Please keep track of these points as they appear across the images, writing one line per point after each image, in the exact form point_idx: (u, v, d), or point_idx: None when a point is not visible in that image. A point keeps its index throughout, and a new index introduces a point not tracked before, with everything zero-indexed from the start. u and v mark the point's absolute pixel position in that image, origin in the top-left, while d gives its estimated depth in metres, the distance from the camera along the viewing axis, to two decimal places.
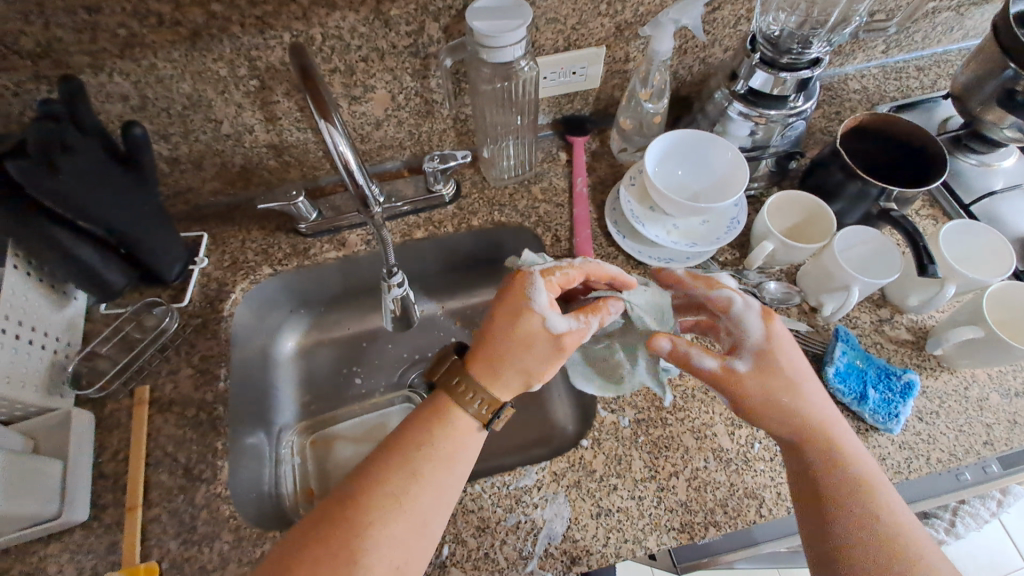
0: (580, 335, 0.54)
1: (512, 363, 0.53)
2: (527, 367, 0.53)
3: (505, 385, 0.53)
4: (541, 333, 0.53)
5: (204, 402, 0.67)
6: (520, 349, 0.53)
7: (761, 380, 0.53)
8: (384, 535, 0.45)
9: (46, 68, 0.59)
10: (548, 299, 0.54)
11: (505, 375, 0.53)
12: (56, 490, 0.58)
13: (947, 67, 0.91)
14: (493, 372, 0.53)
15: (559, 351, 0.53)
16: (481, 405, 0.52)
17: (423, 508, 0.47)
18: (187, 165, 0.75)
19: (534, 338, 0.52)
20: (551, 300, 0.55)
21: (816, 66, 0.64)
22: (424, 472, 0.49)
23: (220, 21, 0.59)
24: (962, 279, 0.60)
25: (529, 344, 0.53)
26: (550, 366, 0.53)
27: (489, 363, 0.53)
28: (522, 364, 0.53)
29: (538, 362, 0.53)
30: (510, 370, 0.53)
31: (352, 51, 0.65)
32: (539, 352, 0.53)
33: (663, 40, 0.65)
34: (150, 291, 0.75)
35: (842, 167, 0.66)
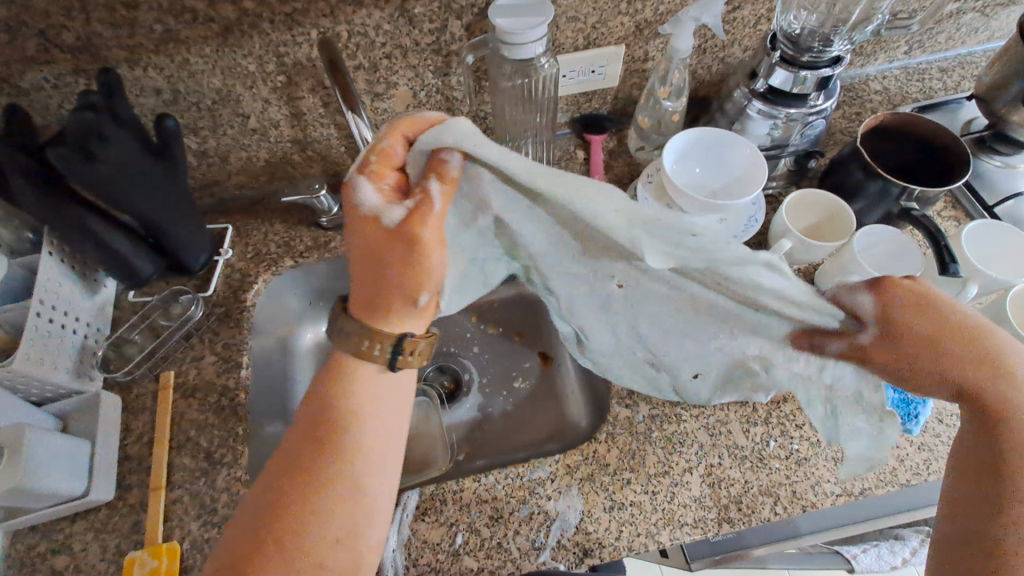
0: (427, 216, 0.47)
1: (387, 280, 0.49)
2: (398, 284, 0.49)
3: (389, 307, 0.50)
4: (385, 238, 0.48)
5: (226, 389, 0.69)
6: (379, 268, 0.49)
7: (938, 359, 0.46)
8: (321, 507, 0.45)
9: (85, 62, 0.62)
10: (378, 198, 0.48)
11: (383, 303, 0.50)
12: (84, 469, 0.60)
13: (972, 69, 0.90)
14: (382, 300, 0.50)
15: (416, 244, 0.47)
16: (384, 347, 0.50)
17: (352, 471, 0.47)
18: (214, 159, 0.77)
19: (386, 247, 0.48)
20: (379, 196, 0.48)
21: (837, 65, 0.64)
22: (348, 435, 0.48)
23: (251, 18, 0.61)
24: (986, 279, 0.59)
25: (382, 258, 0.48)
26: (418, 265, 0.48)
27: (373, 298, 0.50)
28: (396, 276, 0.49)
29: (400, 271, 0.48)
30: (387, 297, 0.50)
31: (376, 48, 0.67)
32: (403, 259, 0.48)
33: (683, 38, 0.66)
34: (176, 280, 0.77)
35: (862, 167, 0.66)
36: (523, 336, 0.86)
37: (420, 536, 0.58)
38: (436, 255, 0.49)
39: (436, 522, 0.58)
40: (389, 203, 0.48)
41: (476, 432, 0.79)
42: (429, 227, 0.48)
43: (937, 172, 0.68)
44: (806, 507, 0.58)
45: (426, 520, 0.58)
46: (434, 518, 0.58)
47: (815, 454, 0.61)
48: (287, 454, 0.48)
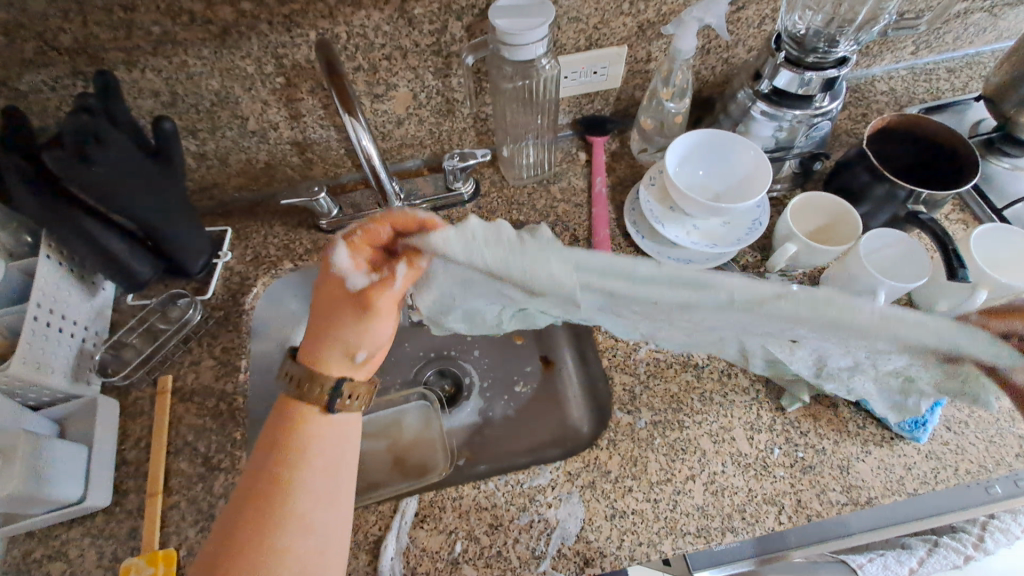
0: (385, 291, 0.52)
1: (330, 331, 0.53)
2: (343, 340, 0.53)
3: (332, 361, 0.54)
4: (344, 299, 0.53)
5: (224, 393, 0.68)
6: (331, 322, 0.53)
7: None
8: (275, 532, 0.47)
9: (83, 65, 0.61)
10: (350, 262, 0.52)
11: (327, 353, 0.53)
12: (81, 474, 0.60)
13: (979, 69, 0.89)
14: (324, 342, 0.53)
15: (367, 313, 0.52)
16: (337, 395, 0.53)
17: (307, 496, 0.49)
18: (213, 161, 0.77)
19: (342, 299, 0.53)
20: (351, 261, 0.52)
21: (843, 66, 0.63)
22: (297, 469, 0.49)
23: (249, 20, 0.60)
24: (996, 285, 0.58)
25: (338, 312, 0.53)
26: (364, 330, 0.53)
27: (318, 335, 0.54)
28: (342, 332, 0.53)
29: (348, 330, 0.53)
30: (330, 347, 0.53)
31: (376, 49, 0.66)
32: (350, 321, 0.53)
33: (686, 38, 0.65)
34: (175, 283, 0.76)
35: (869, 169, 0.65)
36: (524, 338, 0.83)
37: (419, 544, 0.57)
38: (383, 323, 0.54)
39: (435, 530, 0.58)
40: (357, 270, 0.53)
41: (476, 437, 0.79)
42: (381, 300, 0.52)
43: (947, 165, 0.67)
44: (811, 516, 0.57)
45: (425, 527, 0.58)
46: (432, 526, 0.58)
47: (821, 461, 0.60)
48: (231, 507, 0.49)
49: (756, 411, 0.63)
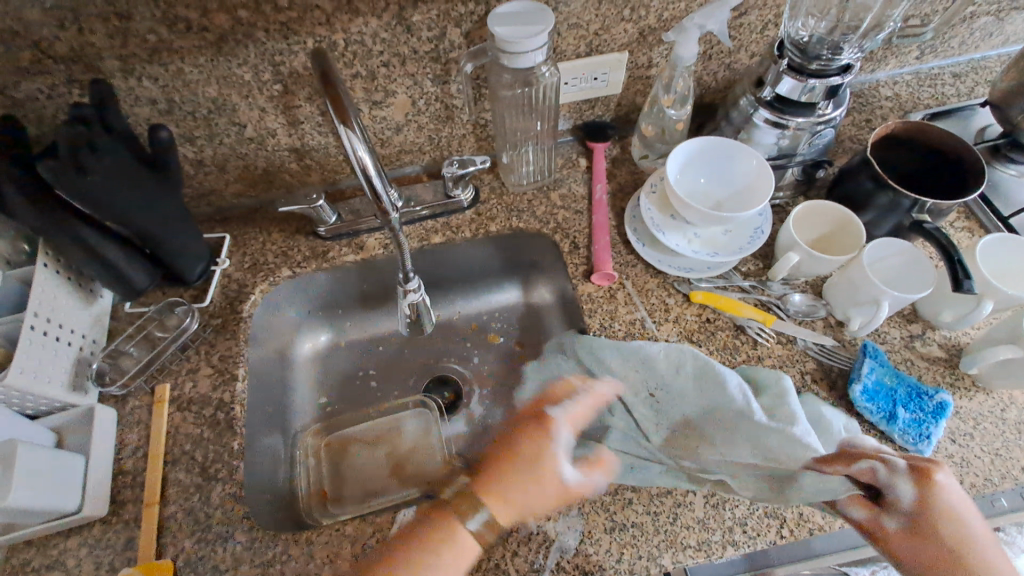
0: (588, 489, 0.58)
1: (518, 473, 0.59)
2: (524, 505, 0.57)
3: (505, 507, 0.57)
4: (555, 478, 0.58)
5: (221, 402, 0.68)
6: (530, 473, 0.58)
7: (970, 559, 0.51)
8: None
9: (80, 73, 0.61)
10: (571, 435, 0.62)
11: (507, 498, 0.57)
12: (77, 484, 0.59)
13: (985, 74, 0.88)
14: (494, 490, 0.58)
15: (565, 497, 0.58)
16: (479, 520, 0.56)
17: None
18: (211, 168, 0.76)
19: (548, 458, 0.59)
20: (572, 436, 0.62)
21: (847, 73, 0.62)
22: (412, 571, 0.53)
23: (246, 27, 0.60)
24: (1001, 295, 0.57)
25: (543, 455, 0.60)
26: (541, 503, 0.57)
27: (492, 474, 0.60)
28: (512, 492, 0.58)
29: (533, 504, 0.57)
30: (516, 496, 0.57)
31: (374, 56, 0.66)
32: (550, 503, 0.57)
33: (687, 45, 0.64)
34: (173, 290, 0.76)
35: (872, 177, 0.64)
36: (524, 347, 0.84)
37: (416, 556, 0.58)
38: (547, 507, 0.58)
39: None
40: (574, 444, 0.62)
41: (475, 446, 0.78)
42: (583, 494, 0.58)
43: (954, 170, 0.65)
44: (813, 530, 0.56)
45: None
46: None
47: None
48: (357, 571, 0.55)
49: None
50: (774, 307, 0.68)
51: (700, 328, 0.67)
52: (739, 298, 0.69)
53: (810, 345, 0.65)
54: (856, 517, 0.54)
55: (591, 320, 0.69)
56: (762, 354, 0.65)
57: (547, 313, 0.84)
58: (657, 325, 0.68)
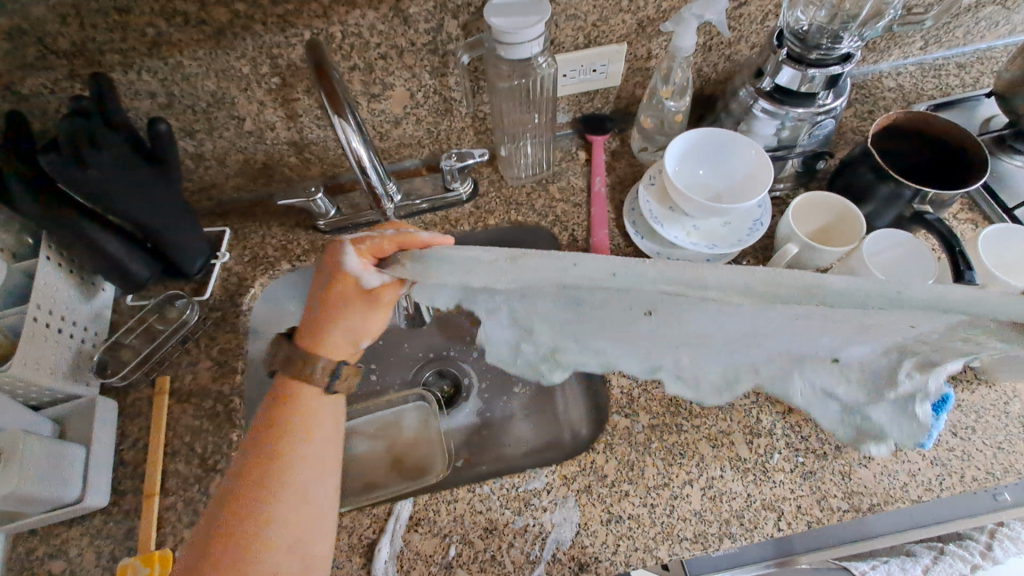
0: (396, 289, 0.52)
1: (351, 304, 0.52)
2: (351, 327, 0.53)
3: (335, 344, 0.53)
4: (354, 292, 0.51)
5: (221, 394, 0.68)
6: (331, 319, 0.52)
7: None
8: (273, 538, 0.46)
9: (81, 67, 0.61)
10: (360, 261, 0.49)
11: (335, 337, 0.53)
12: (79, 474, 0.60)
13: (991, 65, 0.86)
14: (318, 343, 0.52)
15: (375, 304, 0.53)
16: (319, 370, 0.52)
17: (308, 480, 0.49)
18: (211, 161, 0.77)
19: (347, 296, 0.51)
20: (360, 261, 0.50)
21: (846, 63, 0.61)
22: (298, 458, 0.49)
23: (243, 20, 0.60)
24: (1004, 287, 0.57)
25: (348, 295, 0.52)
26: (369, 318, 0.53)
27: (314, 326, 0.53)
28: (368, 313, 0.53)
29: (358, 325, 0.53)
30: (335, 330, 0.52)
31: (371, 48, 0.65)
32: (363, 312, 0.52)
33: (685, 36, 0.64)
34: (173, 284, 0.76)
35: (873, 168, 0.63)
36: None
37: (412, 547, 0.56)
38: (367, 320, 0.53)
39: (429, 533, 0.57)
40: (369, 270, 0.50)
41: (475, 440, 0.78)
42: (393, 296, 0.53)
43: (959, 162, 0.65)
44: (811, 522, 0.56)
45: (419, 531, 0.57)
46: (427, 529, 0.57)
47: (822, 467, 0.58)
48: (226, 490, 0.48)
49: (756, 414, 0.62)
50: None
51: None
52: None
53: None
54: None
55: None
56: None
57: None
58: None
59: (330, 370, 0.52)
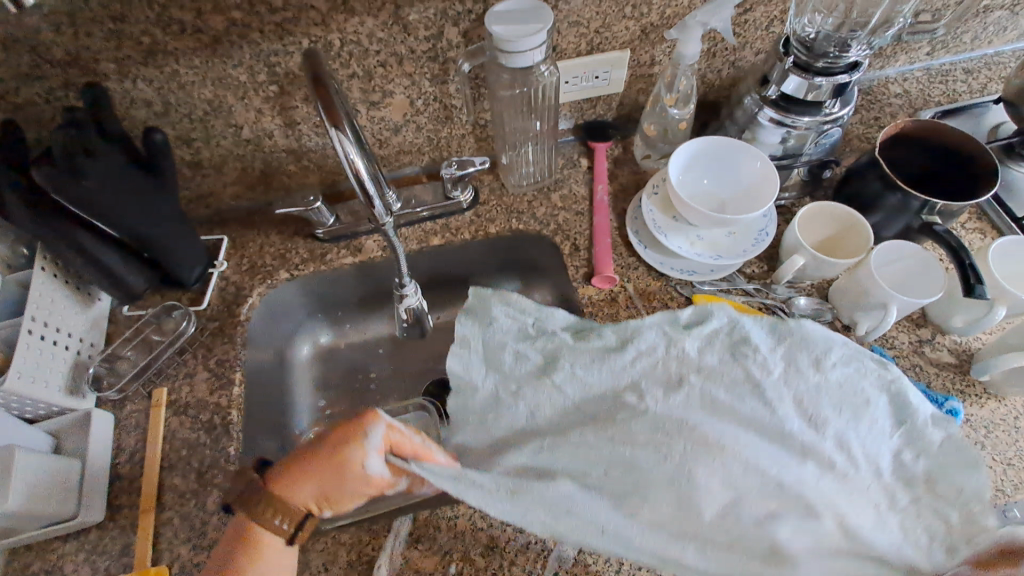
0: (395, 478, 0.53)
1: (347, 477, 0.52)
2: (320, 489, 0.52)
3: (301, 500, 0.53)
4: (358, 473, 0.52)
5: (218, 407, 0.67)
6: (326, 476, 0.52)
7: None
8: None
9: (75, 76, 0.60)
10: (380, 456, 0.52)
11: (300, 495, 0.53)
12: (75, 488, 0.59)
13: (999, 70, 0.85)
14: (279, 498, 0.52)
15: (365, 483, 0.53)
16: (284, 521, 0.52)
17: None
18: (209, 169, 0.76)
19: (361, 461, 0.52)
20: (384, 450, 0.52)
21: (855, 71, 0.60)
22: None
23: (240, 28, 0.59)
24: (1015, 301, 0.56)
25: (342, 468, 0.52)
26: (349, 491, 0.53)
27: (284, 483, 0.53)
28: (349, 487, 0.53)
29: (335, 492, 0.53)
30: (305, 486, 0.53)
31: (370, 56, 0.64)
32: (353, 484, 0.52)
33: (690, 43, 0.63)
34: (170, 293, 0.75)
35: (880, 178, 0.62)
36: None
37: (412, 564, 0.56)
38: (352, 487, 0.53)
39: (429, 551, 0.56)
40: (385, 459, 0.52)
41: None
42: (386, 481, 0.53)
43: (967, 174, 0.64)
44: None
45: (419, 547, 0.56)
46: (427, 546, 0.56)
47: None
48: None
49: None
50: (779, 311, 0.66)
51: None
52: (744, 301, 0.67)
53: None
54: None
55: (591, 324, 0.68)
56: None
57: None
58: None
59: (295, 524, 0.52)
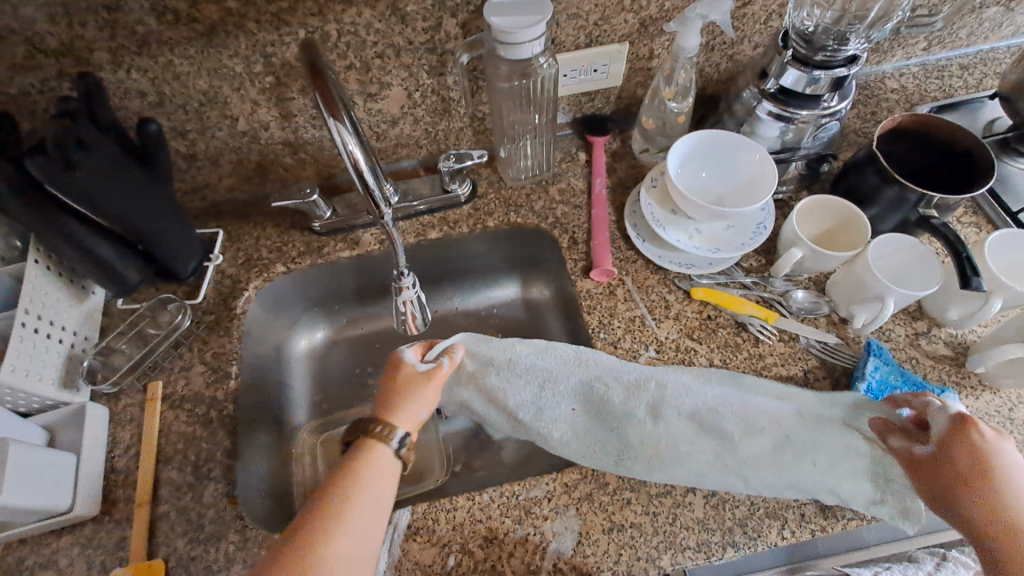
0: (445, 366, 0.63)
1: (414, 378, 0.61)
2: (413, 403, 0.58)
3: (405, 414, 0.57)
4: (415, 373, 0.61)
5: (214, 400, 0.67)
6: (404, 391, 0.59)
7: (949, 455, 0.50)
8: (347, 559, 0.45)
9: (68, 66, 0.60)
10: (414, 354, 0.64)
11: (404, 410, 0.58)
12: (69, 482, 0.59)
13: (994, 66, 0.86)
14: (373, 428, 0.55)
15: (431, 378, 0.61)
16: (399, 438, 0.55)
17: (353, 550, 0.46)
18: (204, 162, 0.75)
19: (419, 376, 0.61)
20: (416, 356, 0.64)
21: (853, 64, 0.60)
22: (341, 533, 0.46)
23: (236, 18, 0.58)
24: (1010, 294, 0.56)
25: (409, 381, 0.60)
26: (426, 394, 0.60)
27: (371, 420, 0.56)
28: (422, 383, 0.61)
29: (415, 398, 0.59)
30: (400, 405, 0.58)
31: (368, 46, 0.64)
32: (424, 381, 0.61)
33: (690, 36, 0.62)
34: (166, 287, 0.75)
35: (877, 171, 0.62)
36: None
37: (411, 557, 0.55)
38: (428, 388, 0.60)
39: (427, 543, 0.56)
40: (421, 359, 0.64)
41: (474, 442, 0.76)
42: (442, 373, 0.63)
43: (962, 168, 0.64)
44: (815, 531, 0.56)
45: (417, 540, 0.56)
46: (425, 538, 0.56)
47: None
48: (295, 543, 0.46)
49: None
50: (776, 304, 0.67)
51: (700, 325, 0.66)
52: (741, 295, 0.67)
53: (813, 343, 0.64)
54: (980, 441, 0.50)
55: (590, 316, 0.68)
56: (764, 352, 0.64)
57: (545, 310, 0.84)
58: (657, 322, 0.67)
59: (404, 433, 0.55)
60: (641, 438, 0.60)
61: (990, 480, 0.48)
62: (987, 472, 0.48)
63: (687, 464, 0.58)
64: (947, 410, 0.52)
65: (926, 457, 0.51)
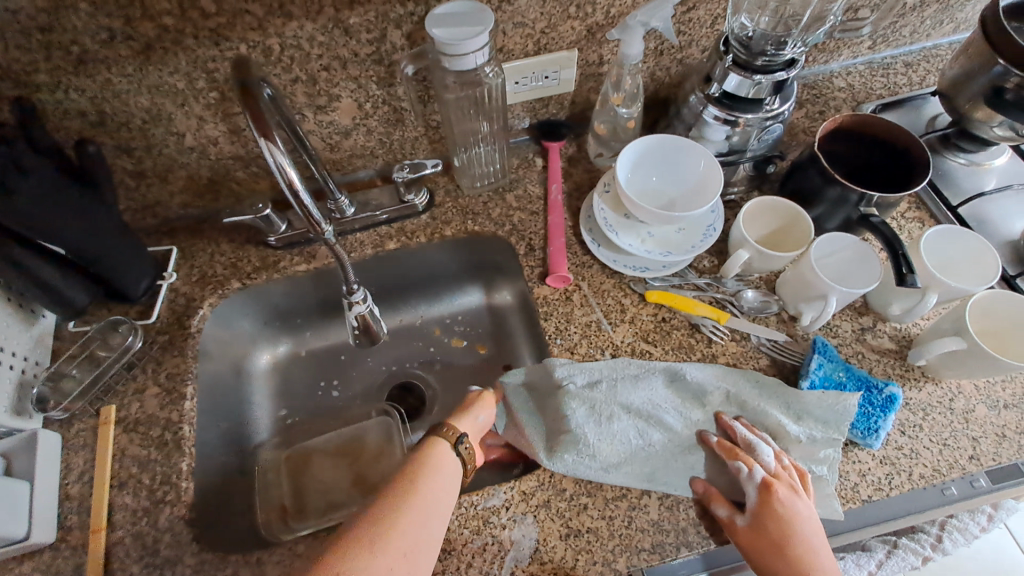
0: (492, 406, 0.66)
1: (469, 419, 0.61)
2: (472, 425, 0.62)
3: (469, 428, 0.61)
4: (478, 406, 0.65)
5: (169, 422, 0.66)
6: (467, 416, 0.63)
7: (764, 526, 0.52)
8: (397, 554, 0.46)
9: (5, 88, 0.58)
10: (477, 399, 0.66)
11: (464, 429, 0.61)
12: (25, 510, 0.57)
13: (936, 62, 0.88)
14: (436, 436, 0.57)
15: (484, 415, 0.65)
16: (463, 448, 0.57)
17: (415, 534, 0.47)
18: (153, 179, 0.74)
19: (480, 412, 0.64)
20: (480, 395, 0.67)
21: (792, 68, 0.61)
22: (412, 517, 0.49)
23: (173, 35, 0.57)
24: (944, 288, 0.58)
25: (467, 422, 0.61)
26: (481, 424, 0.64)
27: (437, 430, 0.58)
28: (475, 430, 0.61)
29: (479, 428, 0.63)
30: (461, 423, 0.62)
31: (312, 59, 0.63)
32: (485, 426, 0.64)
33: (633, 43, 0.63)
34: (118, 307, 0.73)
35: (820, 172, 0.64)
36: (487, 348, 0.84)
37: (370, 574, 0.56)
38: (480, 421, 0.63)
39: None
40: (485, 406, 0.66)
41: None
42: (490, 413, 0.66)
43: (904, 164, 0.65)
44: None
45: None
46: None
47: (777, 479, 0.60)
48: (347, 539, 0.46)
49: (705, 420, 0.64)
50: (728, 304, 0.68)
51: (655, 328, 0.67)
52: (694, 296, 0.69)
53: (763, 341, 0.65)
54: (770, 464, 0.56)
55: (547, 323, 0.68)
56: (715, 352, 0.65)
57: (508, 315, 0.84)
58: (612, 326, 0.68)
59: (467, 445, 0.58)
60: (595, 437, 0.60)
61: (799, 546, 0.51)
62: (795, 538, 0.51)
63: (634, 454, 0.60)
64: (753, 477, 0.55)
65: (745, 528, 0.53)
